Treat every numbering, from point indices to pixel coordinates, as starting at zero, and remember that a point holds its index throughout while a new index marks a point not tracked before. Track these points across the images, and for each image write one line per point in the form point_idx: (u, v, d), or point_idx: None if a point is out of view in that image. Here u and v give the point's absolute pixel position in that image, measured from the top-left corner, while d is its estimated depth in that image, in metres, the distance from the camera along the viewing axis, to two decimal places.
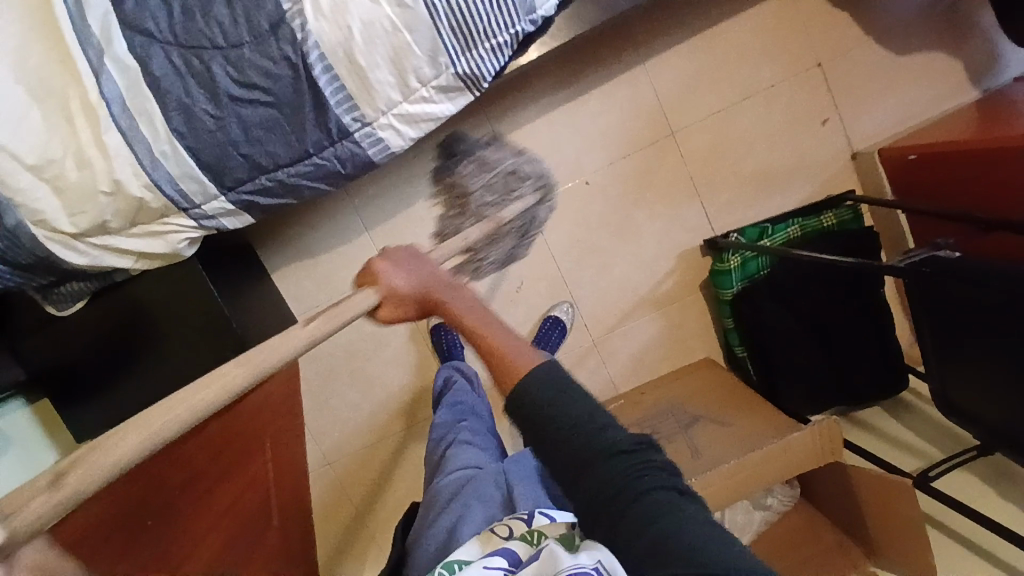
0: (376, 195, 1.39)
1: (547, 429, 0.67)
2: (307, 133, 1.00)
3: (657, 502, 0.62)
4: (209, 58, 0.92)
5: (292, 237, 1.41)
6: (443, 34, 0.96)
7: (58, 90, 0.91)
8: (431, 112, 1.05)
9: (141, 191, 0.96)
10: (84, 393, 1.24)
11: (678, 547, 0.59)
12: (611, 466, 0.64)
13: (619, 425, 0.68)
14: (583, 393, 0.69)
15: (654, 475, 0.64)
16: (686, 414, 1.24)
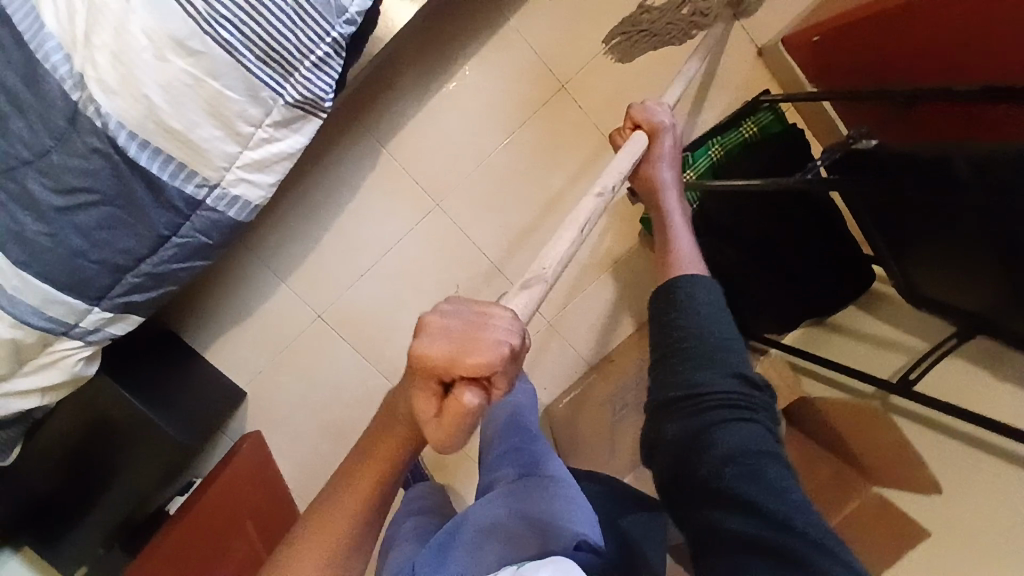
0: (268, 244, 1.30)
1: (680, 343, 0.79)
2: (152, 217, 0.91)
3: (747, 429, 0.71)
4: (22, 175, 0.84)
5: (203, 313, 1.33)
6: (253, 68, 0.86)
7: None
8: (279, 151, 0.95)
9: (10, 331, 0.89)
10: (61, 527, 1.23)
11: (753, 464, 0.67)
12: (712, 387, 0.73)
13: (742, 362, 0.77)
14: (723, 328, 0.79)
15: (753, 406, 0.73)
16: None
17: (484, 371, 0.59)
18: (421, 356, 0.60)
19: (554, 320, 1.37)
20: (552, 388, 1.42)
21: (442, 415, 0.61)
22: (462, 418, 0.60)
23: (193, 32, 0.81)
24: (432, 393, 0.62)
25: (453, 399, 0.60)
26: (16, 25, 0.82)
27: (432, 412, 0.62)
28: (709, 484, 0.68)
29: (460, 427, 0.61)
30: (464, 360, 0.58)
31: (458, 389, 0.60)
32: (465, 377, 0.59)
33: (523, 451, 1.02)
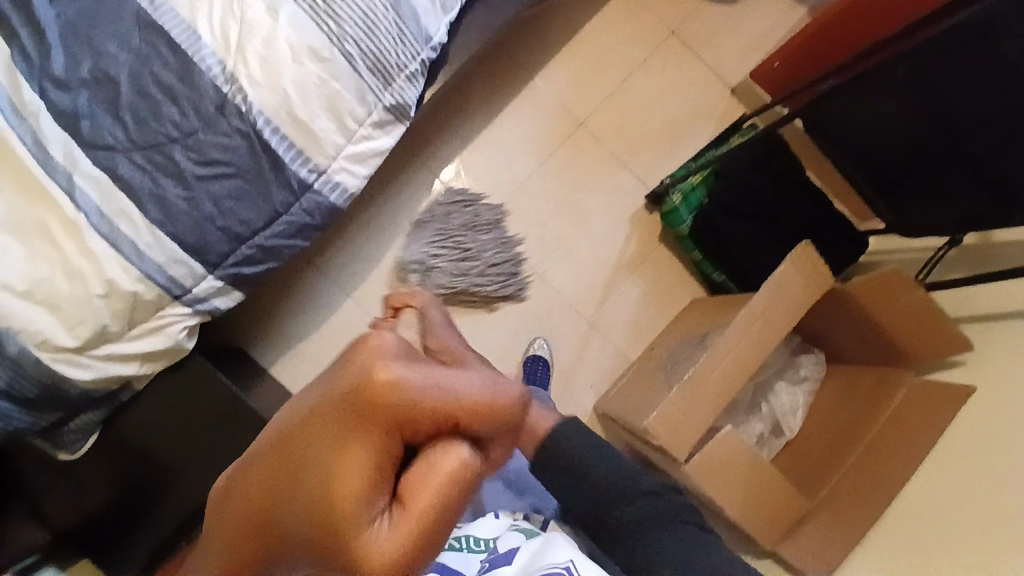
0: (332, 264, 1.46)
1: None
2: (272, 193, 1.10)
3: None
4: (169, 149, 1.04)
5: (269, 329, 1.43)
6: (364, 75, 1.12)
7: (37, 220, 0.98)
8: (375, 147, 1.18)
9: (134, 284, 1.02)
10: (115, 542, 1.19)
11: None
12: None
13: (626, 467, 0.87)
14: None
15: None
16: (694, 336, 1.30)
17: (495, 433, 0.58)
18: (411, 415, 0.53)
19: (593, 319, 1.52)
20: (595, 385, 1.50)
21: (416, 516, 0.52)
22: (441, 512, 0.53)
23: (325, 44, 1.08)
24: (403, 466, 0.53)
25: (423, 472, 0.53)
26: (171, 34, 1.04)
27: (390, 507, 0.53)
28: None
29: (435, 531, 0.53)
30: (465, 415, 0.55)
31: (448, 467, 0.53)
32: (453, 438, 0.55)
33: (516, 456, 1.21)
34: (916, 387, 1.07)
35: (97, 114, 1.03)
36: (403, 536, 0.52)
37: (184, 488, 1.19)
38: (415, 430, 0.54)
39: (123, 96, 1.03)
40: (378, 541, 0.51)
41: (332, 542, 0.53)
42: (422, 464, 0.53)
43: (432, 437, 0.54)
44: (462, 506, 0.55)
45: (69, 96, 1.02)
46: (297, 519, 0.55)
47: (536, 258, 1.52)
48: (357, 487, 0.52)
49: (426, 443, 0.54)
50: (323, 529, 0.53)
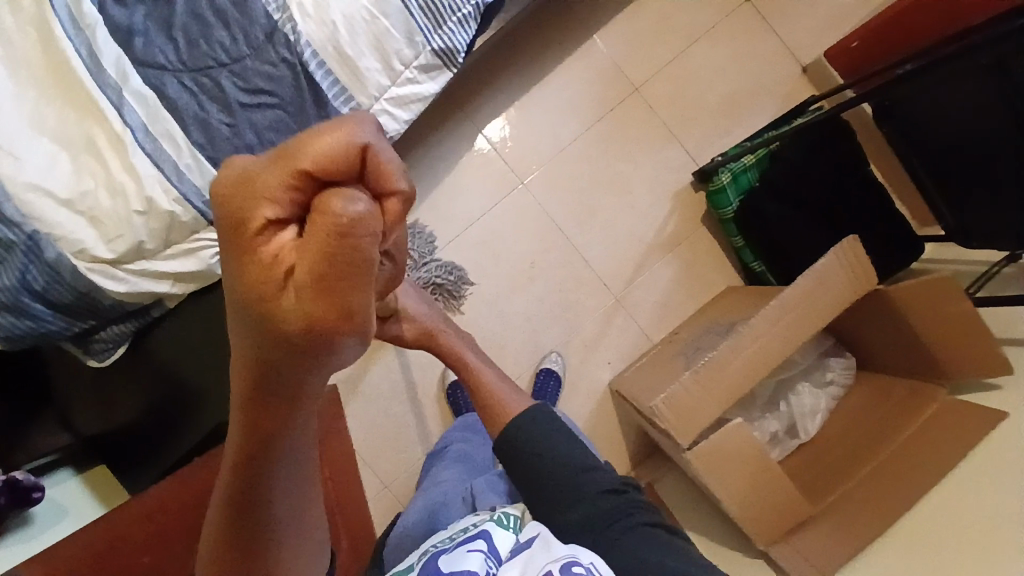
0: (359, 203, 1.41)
1: (539, 473, 0.87)
2: (312, 128, 1.09)
3: (640, 534, 0.83)
4: (216, 74, 1.03)
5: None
6: (414, 14, 1.08)
7: (85, 133, 1.00)
8: (419, 92, 1.15)
9: (172, 205, 1.03)
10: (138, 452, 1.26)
11: (651, 553, 0.80)
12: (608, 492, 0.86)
13: (603, 470, 0.90)
14: (566, 434, 0.91)
15: (632, 511, 0.86)
16: (721, 324, 1.26)
17: (370, 163, 0.37)
18: (250, 207, 0.35)
19: (620, 294, 1.50)
20: (614, 360, 1.49)
21: (313, 283, 0.35)
22: (344, 269, 0.35)
23: None
24: (267, 254, 0.35)
25: (291, 243, 0.35)
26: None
27: (282, 289, 0.35)
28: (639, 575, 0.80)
29: (351, 291, 0.35)
30: (302, 161, 0.35)
31: (320, 214, 0.34)
32: (306, 186, 0.35)
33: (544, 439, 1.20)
34: (949, 403, 1.05)
35: (149, 32, 1.03)
36: (307, 308, 0.36)
37: (205, 412, 1.24)
38: (263, 216, 0.35)
39: (177, 16, 1.03)
40: (296, 324, 0.36)
41: (289, 354, 0.39)
42: (267, 235, 0.35)
43: (277, 219, 0.35)
44: (375, 254, 0.35)
45: (126, 11, 1.03)
46: (261, 370, 0.41)
47: (570, 226, 1.49)
48: (253, 268, 0.35)
49: (275, 220, 0.35)
50: (262, 348, 0.39)
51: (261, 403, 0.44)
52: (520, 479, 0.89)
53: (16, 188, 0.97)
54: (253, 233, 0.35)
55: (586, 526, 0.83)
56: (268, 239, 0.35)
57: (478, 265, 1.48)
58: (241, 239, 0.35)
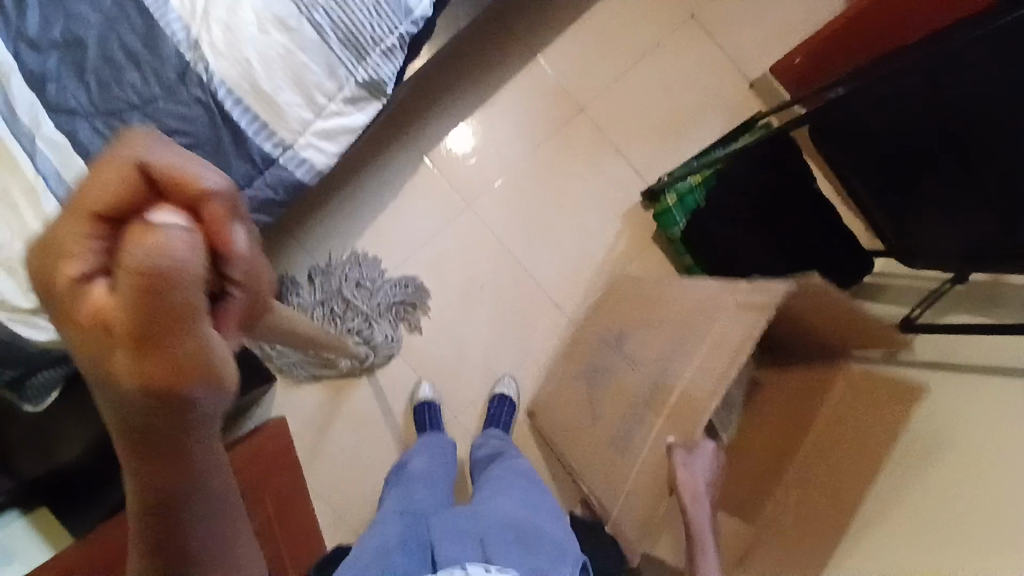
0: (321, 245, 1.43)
1: None
2: (233, 166, 1.06)
3: None
4: (128, 117, 1.01)
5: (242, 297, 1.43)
6: (334, 47, 1.05)
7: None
8: (346, 124, 1.13)
9: None
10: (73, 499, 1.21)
11: None
12: None
13: None
14: None
15: None
16: (612, 331, 1.28)
17: (159, 181, 0.37)
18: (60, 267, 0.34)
19: (573, 316, 1.47)
20: None
21: (138, 342, 0.33)
22: (153, 312, 0.33)
23: (291, 12, 1.02)
24: (83, 316, 0.33)
25: (102, 296, 0.33)
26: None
27: (111, 351, 0.34)
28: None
29: (181, 342, 0.34)
30: (90, 206, 0.35)
31: (127, 257, 0.32)
32: (104, 226, 0.35)
33: (528, 487, 1.08)
34: (858, 373, 1.15)
35: (63, 78, 1.01)
36: (138, 370, 0.34)
37: None
38: (78, 273, 0.34)
39: (88, 59, 1.01)
40: (134, 392, 0.34)
41: (151, 428, 0.36)
42: (78, 296, 0.33)
43: (82, 273, 0.34)
44: (194, 292, 0.34)
45: (38, 57, 1.00)
46: (133, 447, 0.37)
47: (520, 248, 1.47)
48: (78, 332, 0.34)
49: (79, 277, 0.34)
50: (120, 432, 0.36)
51: (150, 480, 0.39)
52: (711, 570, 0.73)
53: None
54: (65, 301, 0.34)
55: None
56: (73, 298, 0.34)
57: (426, 291, 1.45)
58: (58, 311, 0.34)
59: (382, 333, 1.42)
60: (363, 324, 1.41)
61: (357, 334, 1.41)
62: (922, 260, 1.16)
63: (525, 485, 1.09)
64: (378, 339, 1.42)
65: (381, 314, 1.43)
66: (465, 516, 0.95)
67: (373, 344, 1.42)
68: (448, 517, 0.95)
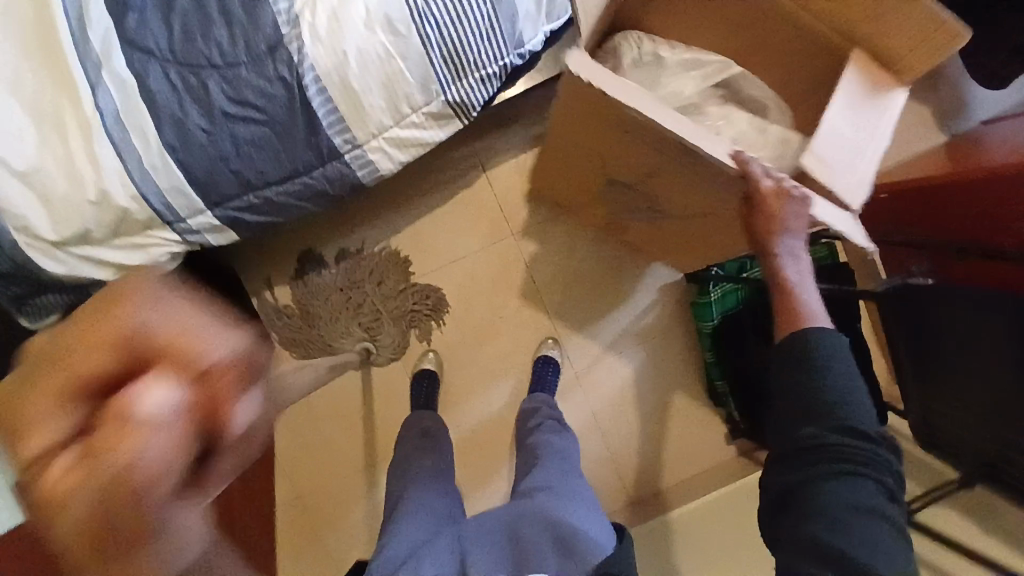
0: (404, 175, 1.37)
1: (798, 384, 0.74)
2: (299, 152, 1.01)
3: (839, 487, 0.68)
4: (206, 75, 0.95)
5: (264, 255, 1.40)
6: (436, 62, 0.99)
7: (56, 110, 0.93)
8: (421, 137, 1.08)
9: (127, 202, 0.96)
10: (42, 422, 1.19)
11: (830, 503, 0.67)
12: (834, 440, 0.69)
13: (834, 378, 0.73)
14: (815, 358, 0.74)
15: (857, 452, 0.69)
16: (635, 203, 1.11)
17: (154, 352, 0.42)
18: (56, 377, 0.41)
19: (581, 372, 1.45)
20: None
21: (88, 526, 0.38)
22: (120, 494, 0.37)
23: (404, 17, 0.95)
24: (43, 488, 0.38)
25: (60, 469, 0.38)
26: None
27: (62, 524, 0.38)
28: (800, 438, 0.71)
29: (135, 525, 0.38)
30: (88, 378, 0.41)
31: (109, 441, 0.38)
32: (85, 398, 0.41)
33: (562, 469, 1.12)
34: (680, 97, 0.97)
35: (147, 11, 0.94)
36: (87, 545, 0.38)
37: None
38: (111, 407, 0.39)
39: (178, 1, 0.95)
40: (81, 562, 0.38)
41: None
42: (40, 464, 0.39)
43: (59, 437, 0.40)
44: (170, 478, 0.39)
45: None
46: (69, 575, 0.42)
47: (550, 293, 1.44)
48: (39, 505, 0.39)
49: (54, 438, 0.40)
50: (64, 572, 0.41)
51: None
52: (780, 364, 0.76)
53: None
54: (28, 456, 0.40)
55: (807, 447, 0.70)
56: (48, 464, 0.39)
57: (445, 307, 1.42)
58: (31, 471, 0.39)
59: (390, 335, 1.41)
60: (372, 321, 1.39)
61: (365, 326, 1.40)
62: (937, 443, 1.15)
63: (559, 469, 1.12)
64: (384, 338, 1.40)
65: (392, 314, 1.40)
66: (501, 517, 1.02)
67: (375, 337, 1.40)
68: (480, 524, 1.02)
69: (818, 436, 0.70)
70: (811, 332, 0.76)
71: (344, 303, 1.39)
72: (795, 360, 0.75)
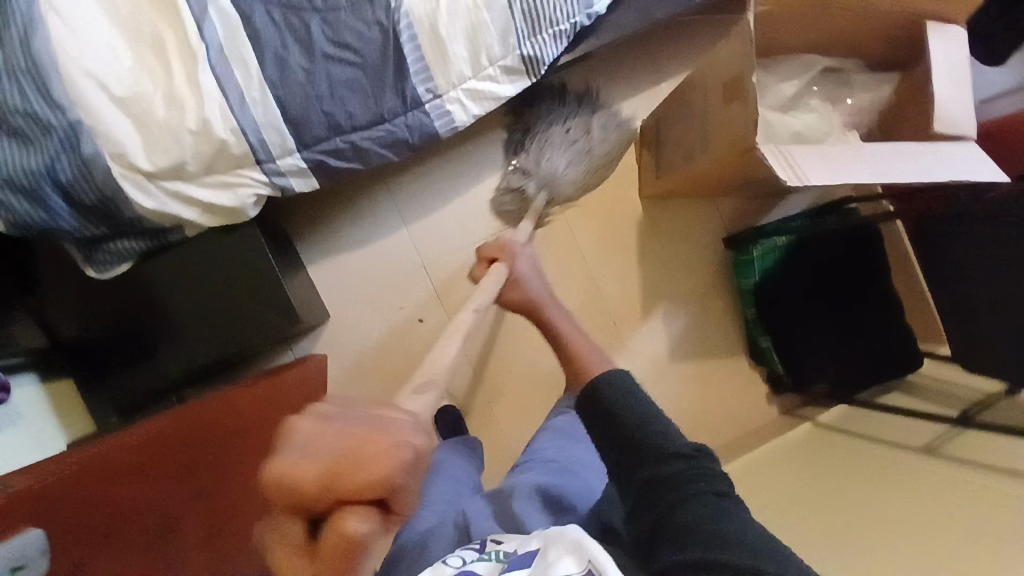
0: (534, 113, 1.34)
1: (618, 424, 0.71)
2: (385, 97, 1.09)
3: (700, 505, 0.63)
4: (308, 17, 1.04)
5: (315, 222, 1.42)
6: (516, 16, 1.10)
7: (157, 35, 0.98)
8: (496, 91, 1.15)
9: (225, 133, 1.01)
10: (99, 370, 1.21)
11: (702, 529, 0.60)
12: (680, 463, 0.65)
13: (615, 382, 0.74)
14: (642, 401, 0.72)
15: (701, 477, 0.65)
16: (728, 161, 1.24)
17: None
18: (278, 462, 0.48)
19: (626, 336, 1.49)
20: None
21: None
22: None
23: None
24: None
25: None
26: None
27: None
28: (658, 474, 0.65)
29: None
30: None
31: None
32: None
33: (566, 451, 1.11)
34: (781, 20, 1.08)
35: None
36: None
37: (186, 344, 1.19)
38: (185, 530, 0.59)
39: None
40: None
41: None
42: None
43: None
44: None
45: None
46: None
47: (596, 260, 1.48)
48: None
49: None
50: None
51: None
52: (597, 431, 0.73)
53: (72, 71, 0.93)
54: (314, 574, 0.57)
55: (651, 488, 0.65)
56: None
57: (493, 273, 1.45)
58: None
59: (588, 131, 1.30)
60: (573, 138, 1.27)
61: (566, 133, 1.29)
62: (978, 364, 1.22)
63: (564, 445, 1.12)
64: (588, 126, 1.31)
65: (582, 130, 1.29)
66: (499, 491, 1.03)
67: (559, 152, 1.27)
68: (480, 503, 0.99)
69: (680, 475, 0.65)
70: (607, 376, 0.75)
71: (545, 137, 1.29)
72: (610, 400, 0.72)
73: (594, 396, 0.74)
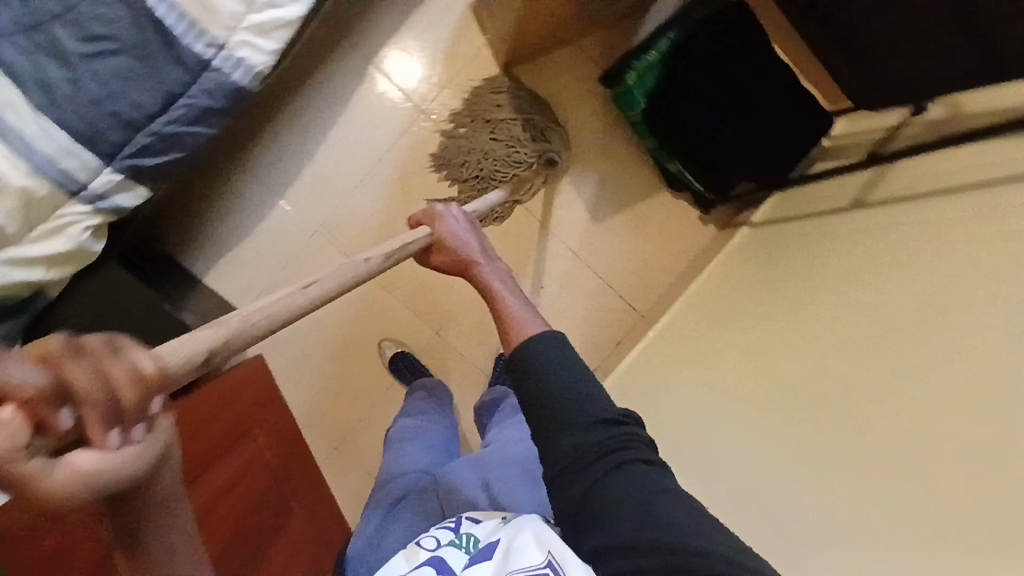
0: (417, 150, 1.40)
1: (546, 399, 0.73)
2: (167, 73, 0.99)
3: (633, 476, 0.68)
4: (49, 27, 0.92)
5: (193, 233, 1.34)
6: None
7: None
8: (282, 17, 1.04)
9: (26, 181, 0.91)
10: None
11: (641, 507, 0.66)
12: (612, 439, 0.70)
13: (535, 346, 0.76)
14: (563, 368, 0.74)
15: (633, 448, 0.70)
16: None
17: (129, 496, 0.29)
18: None
19: (544, 216, 1.43)
20: (547, 283, 1.44)
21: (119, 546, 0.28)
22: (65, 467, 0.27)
23: None
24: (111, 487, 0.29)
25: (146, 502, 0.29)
26: None
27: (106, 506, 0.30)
28: (590, 447, 0.69)
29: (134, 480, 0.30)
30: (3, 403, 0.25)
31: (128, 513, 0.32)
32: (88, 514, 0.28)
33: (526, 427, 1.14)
34: None
35: None
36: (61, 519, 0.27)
37: None
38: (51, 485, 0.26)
39: None
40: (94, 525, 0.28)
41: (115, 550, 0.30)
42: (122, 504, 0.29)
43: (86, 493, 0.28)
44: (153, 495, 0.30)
45: None
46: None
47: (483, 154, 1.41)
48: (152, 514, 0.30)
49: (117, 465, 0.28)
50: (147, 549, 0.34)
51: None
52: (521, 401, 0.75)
53: None
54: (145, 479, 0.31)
55: (583, 463, 0.69)
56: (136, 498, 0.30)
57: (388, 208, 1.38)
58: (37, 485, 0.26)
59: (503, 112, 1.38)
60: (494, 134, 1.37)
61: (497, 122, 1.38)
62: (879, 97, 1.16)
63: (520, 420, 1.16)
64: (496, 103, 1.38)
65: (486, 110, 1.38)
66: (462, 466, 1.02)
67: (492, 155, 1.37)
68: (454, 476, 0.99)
69: (609, 447, 0.69)
70: (529, 344, 0.77)
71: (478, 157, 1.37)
72: (528, 369, 0.75)
73: (521, 362, 0.76)
